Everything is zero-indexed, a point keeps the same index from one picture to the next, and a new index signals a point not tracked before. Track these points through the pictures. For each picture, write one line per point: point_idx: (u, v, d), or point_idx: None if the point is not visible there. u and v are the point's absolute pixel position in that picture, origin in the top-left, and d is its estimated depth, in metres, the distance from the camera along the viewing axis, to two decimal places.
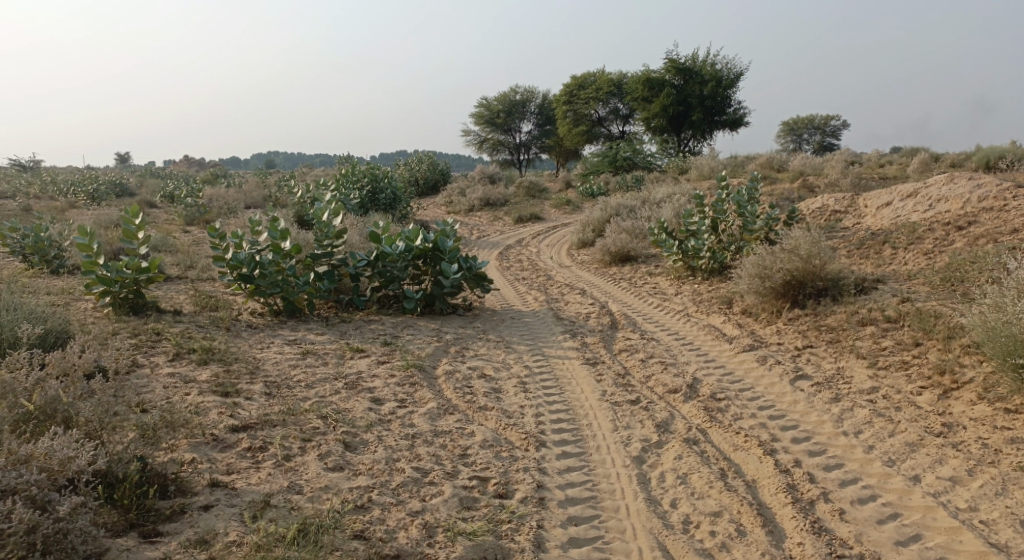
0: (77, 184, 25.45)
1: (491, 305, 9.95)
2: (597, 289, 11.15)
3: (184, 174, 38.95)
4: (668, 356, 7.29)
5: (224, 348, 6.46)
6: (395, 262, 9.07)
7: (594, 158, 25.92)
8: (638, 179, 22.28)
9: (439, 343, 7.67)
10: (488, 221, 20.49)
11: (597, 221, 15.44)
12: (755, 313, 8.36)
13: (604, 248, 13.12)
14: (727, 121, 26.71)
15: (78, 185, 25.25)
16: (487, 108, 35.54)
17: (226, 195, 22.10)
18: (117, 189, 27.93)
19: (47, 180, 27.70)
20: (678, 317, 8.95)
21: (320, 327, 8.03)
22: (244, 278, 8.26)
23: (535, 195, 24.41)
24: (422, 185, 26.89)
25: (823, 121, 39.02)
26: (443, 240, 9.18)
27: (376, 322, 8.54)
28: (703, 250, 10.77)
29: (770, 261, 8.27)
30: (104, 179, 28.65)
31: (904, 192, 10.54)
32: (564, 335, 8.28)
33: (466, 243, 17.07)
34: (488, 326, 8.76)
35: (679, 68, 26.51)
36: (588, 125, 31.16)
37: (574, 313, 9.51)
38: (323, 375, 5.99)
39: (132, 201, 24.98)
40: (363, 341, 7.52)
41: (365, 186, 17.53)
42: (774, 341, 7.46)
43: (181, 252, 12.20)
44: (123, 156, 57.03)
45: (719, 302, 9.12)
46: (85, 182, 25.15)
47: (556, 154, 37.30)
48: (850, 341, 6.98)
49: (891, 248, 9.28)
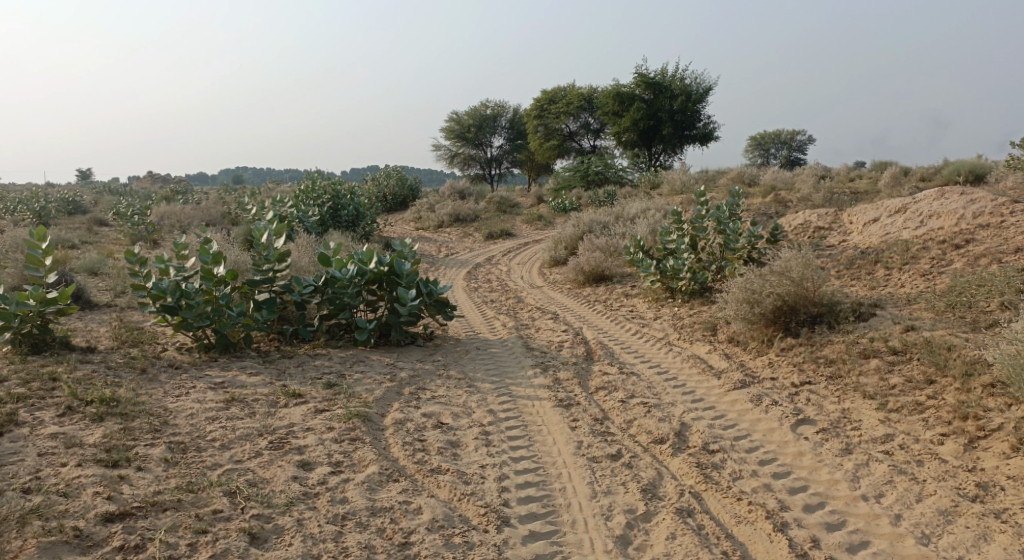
0: (25, 202, 24.21)
1: (453, 333, 9.04)
2: (569, 313, 10.25)
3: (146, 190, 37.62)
4: (651, 395, 6.44)
5: (129, 398, 5.62)
6: (344, 288, 8.14)
7: (565, 172, 25.15)
8: (610, 194, 21.51)
9: (390, 383, 6.75)
10: (457, 237, 19.59)
11: (569, 238, 14.57)
12: (743, 342, 7.52)
13: (576, 267, 12.27)
14: (696, 136, 26.12)
15: (25, 203, 24.01)
16: (457, 122, 34.70)
17: (181, 212, 21.06)
18: (71, 207, 26.74)
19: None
20: (658, 346, 8.09)
21: (255, 365, 7.13)
22: (169, 309, 7.35)
23: (505, 210, 23.54)
24: (389, 201, 25.97)
25: (789, 135, 38.78)
26: (399, 262, 8.28)
27: (321, 358, 7.62)
28: (683, 270, 9.84)
29: (759, 285, 7.42)
30: (58, 196, 27.45)
31: (893, 207, 9.78)
32: (533, 369, 7.39)
33: (433, 261, 16.17)
34: (449, 359, 7.84)
35: (649, 82, 25.90)
36: (560, 139, 30.37)
37: (543, 341, 8.62)
38: (246, 432, 5.07)
39: (84, 220, 23.82)
40: (302, 383, 6.59)
41: (325, 203, 16.54)
42: (768, 376, 6.62)
43: (117, 275, 11.19)
44: (85, 172, 55.67)
45: (703, 329, 8.28)
46: (33, 198, 23.90)
47: (527, 168, 36.54)
48: (853, 377, 6.11)
49: (885, 268, 8.51)
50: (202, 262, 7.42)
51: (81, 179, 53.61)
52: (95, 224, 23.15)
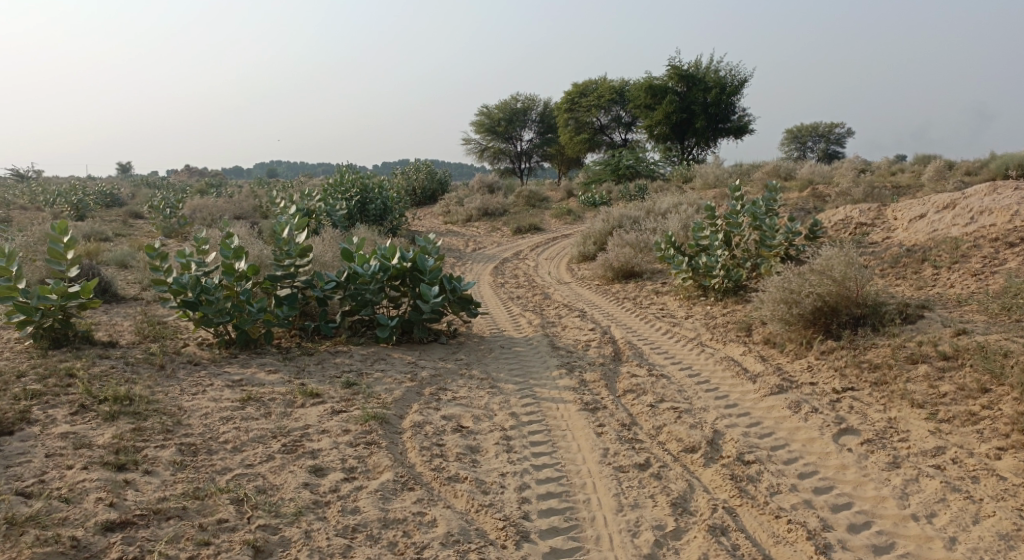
0: (61, 194, 24.38)
1: (478, 331, 8.82)
2: (598, 310, 9.98)
3: (180, 183, 37.83)
4: (682, 399, 6.16)
5: (144, 395, 5.45)
6: (367, 284, 7.96)
7: (596, 166, 24.81)
8: (642, 188, 21.16)
9: (411, 383, 6.54)
10: (485, 231, 19.37)
11: (599, 233, 14.30)
12: (780, 344, 7.20)
13: (606, 264, 12.00)
14: (730, 129, 25.66)
15: (60, 196, 24.19)
16: (488, 116, 34.47)
17: (212, 205, 21.05)
18: (106, 199, 26.90)
19: (34, 189, 26.71)
20: (690, 347, 7.79)
21: (275, 362, 6.96)
22: (189, 304, 7.19)
23: (535, 204, 23.26)
24: (419, 194, 25.80)
25: (825, 128, 38.05)
26: (423, 257, 8.09)
27: (342, 356, 7.43)
28: (717, 267, 9.52)
29: (798, 284, 7.10)
30: (92, 189, 27.65)
31: (940, 203, 9.39)
32: (559, 370, 7.14)
33: (460, 255, 15.94)
34: (474, 358, 7.63)
35: (683, 75, 25.47)
36: (591, 133, 30.04)
37: (572, 340, 8.37)
38: (260, 434, 4.85)
39: (117, 212, 23.94)
40: (321, 382, 6.39)
41: (354, 196, 16.37)
42: (806, 381, 6.30)
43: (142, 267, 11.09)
44: (122, 166, 56.35)
45: (737, 330, 7.97)
46: (69, 191, 24.05)
47: (557, 162, 36.22)
48: (899, 384, 5.84)
49: (932, 267, 8.15)
50: (223, 257, 7.38)
51: (117, 171, 54.18)
52: (128, 217, 23.26)
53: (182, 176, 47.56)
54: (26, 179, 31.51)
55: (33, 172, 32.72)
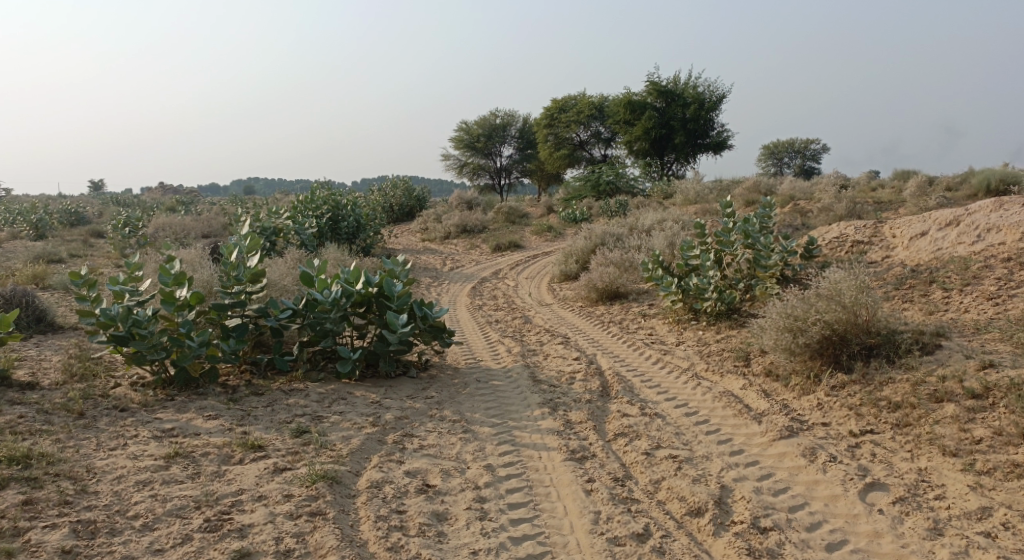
0: (24, 213, 23.34)
1: (452, 362, 8.04)
2: (581, 336, 9.20)
3: (155, 201, 36.75)
4: (680, 445, 5.41)
5: (50, 453, 4.69)
6: (326, 312, 7.16)
7: (576, 182, 24.12)
8: (623, 203, 20.49)
9: (371, 429, 5.74)
10: (463, 249, 18.60)
11: (581, 251, 13.57)
12: (784, 378, 6.45)
13: (588, 284, 11.26)
14: (710, 144, 25.11)
15: (24, 214, 23.15)
16: (467, 132, 33.83)
17: (179, 223, 20.13)
18: (72, 217, 25.87)
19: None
20: (684, 380, 7.02)
21: (217, 405, 6.18)
22: (119, 339, 6.41)
23: (514, 220, 22.53)
24: (396, 211, 25.00)
25: (802, 144, 37.68)
26: (389, 282, 7.29)
27: (296, 396, 6.62)
28: (709, 290, 8.79)
29: (804, 310, 6.37)
30: (59, 208, 26.63)
31: (942, 219, 8.72)
32: (540, 409, 6.36)
33: (437, 274, 15.17)
34: (445, 395, 6.83)
35: (661, 90, 24.92)
36: (570, 148, 29.48)
37: (553, 372, 7.59)
38: (179, 505, 4.22)
39: (83, 231, 22.99)
40: (267, 430, 5.61)
41: (325, 214, 15.53)
42: (819, 423, 5.56)
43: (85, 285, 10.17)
44: (98, 185, 55.29)
45: (734, 359, 7.22)
46: (32, 209, 23.02)
47: (536, 178, 35.55)
48: (926, 427, 5.11)
49: (942, 289, 7.48)
50: (163, 284, 6.71)
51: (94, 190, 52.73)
52: (95, 237, 22.32)
53: (162, 194, 46.56)
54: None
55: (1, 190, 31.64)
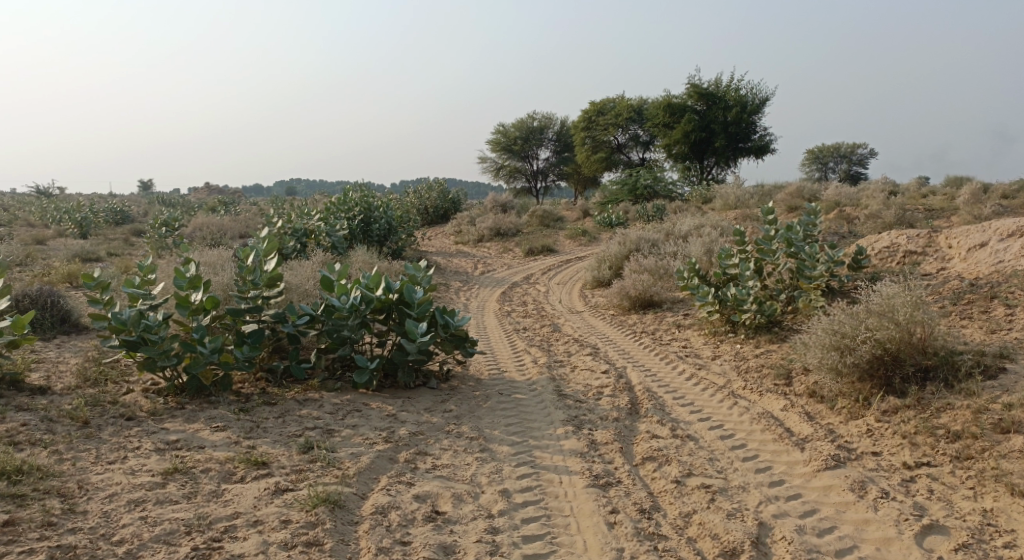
0: (65, 211, 23.47)
1: (476, 372, 7.68)
2: (612, 347, 8.78)
3: (197, 200, 36.87)
4: (714, 473, 5.00)
5: (43, 466, 4.40)
6: (344, 319, 6.84)
7: (613, 186, 23.67)
8: (660, 208, 20.00)
9: (383, 446, 5.40)
10: (497, 252, 18.25)
11: (615, 257, 13.15)
12: (829, 400, 5.97)
13: (622, 291, 10.84)
14: (751, 149, 24.51)
15: (65, 211, 23.28)
16: (504, 135, 33.51)
17: (215, 222, 20.03)
18: (116, 215, 26.02)
19: (40, 206, 25.93)
20: (719, 398, 6.57)
21: (227, 416, 5.89)
22: (130, 344, 6.10)
23: (549, 223, 22.12)
24: (431, 213, 24.74)
25: (847, 149, 36.77)
26: (411, 288, 6.96)
27: (310, 406, 6.30)
28: (748, 300, 8.31)
29: (853, 327, 5.92)
30: (101, 206, 26.80)
31: (1003, 230, 8.18)
32: (564, 427, 5.97)
33: (468, 278, 14.84)
34: (466, 409, 6.48)
35: (702, 93, 24.36)
36: (608, 152, 29.02)
37: (582, 386, 7.19)
38: (168, 530, 3.99)
39: (123, 230, 23.06)
40: (275, 444, 5.29)
41: (357, 216, 15.27)
42: (868, 452, 5.14)
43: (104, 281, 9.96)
44: (143, 183, 56.00)
45: (774, 377, 6.75)
46: (74, 206, 23.08)
47: (573, 181, 35.13)
48: (990, 461, 4.76)
49: (1003, 306, 6.97)
50: (176, 288, 6.47)
51: (139, 190, 53.33)
52: (134, 236, 22.36)
53: (204, 195, 46.90)
54: (39, 195, 30.81)
55: (50, 189, 32.05)
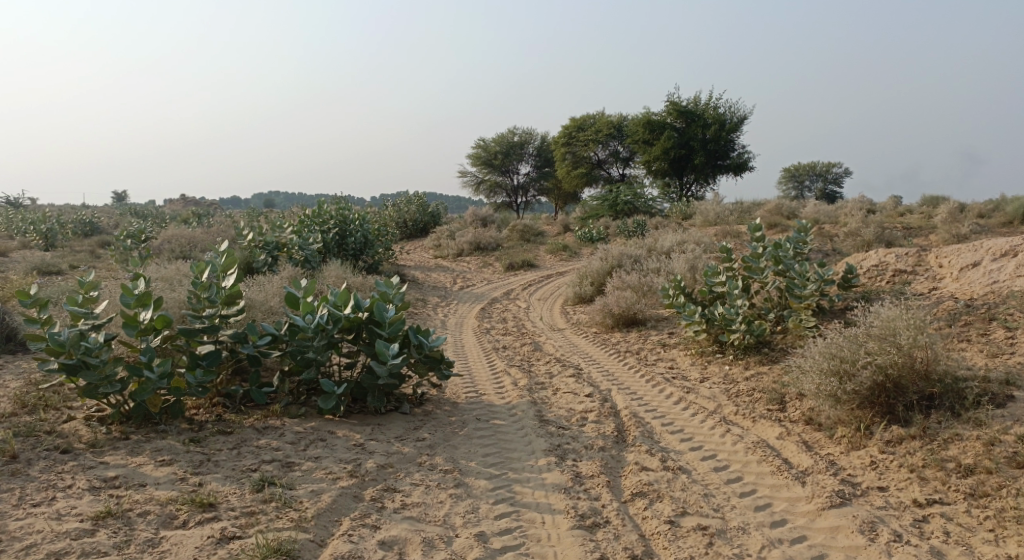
0: (32, 222, 22.74)
1: (451, 396, 7.21)
2: (594, 367, 8.34)
3: (174, 213, 36.14)
4: (710, 512, 4.61)
5: None
6: (308, 339, 6.37)
7: (593, 201, 23.32)
8: (641, 224, 19.66)
9: (347, 481, 4.93)
10: (475, 268, 17.80)
11: (596, 272, 12.73)
12: (828, 428, 5.56)
13: (603, 309, 10.41)
14: (730, 165, 24.27)
15: (32, 222, 22.55)
16: (484, 149, 33.14)
17: (186, 235, 19.44)
18: (87, 228, 25.34)
19: (7, 218, 25.17)
20: (710, 425, 6.12)
21: (176, 449, 5.41)
22: (70, 369, 5.61)
23: (528, 238, 21.70)
24: (409, 227, 24.26)
25: (824, 167, 36.75)
26: (381, 306, 6.49)
27: (269, 435, 5.82)
28: (736, 319, 7.89)
29: (852, 349, 5.53)
30: (71, 218, 26.06)
31: (997, 249, 7.85)
32: (545, 458, 5.52)
33: (445, 293, 14.37)
34: (439, 437, 6.00)
35: (681, 110, 24.10)
36: (588, 167, 28.71)
37: (564, 411, 6.74)
38: None
39: (92, 242, 22.37)
40: (226, 481, 4.82)
41: (331, 229, 14.78)
42: (875, 487, 4.76)
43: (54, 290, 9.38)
44: (118, 197, 55.08)
45: (767, 402, 6.31)
46: (40, 217, 22.32)
47: (553, 197, 34.78)
48: (1009, 500, 4.40)
49: (1004, 329, 6.61)
50: (124, 306, 6.00)
51: (115, 202, 52.50)
52: (102, 248, 21.67)
53: (181, 208, 46.10)
54: (7, 207, 29.96)
55: (21, 200, 31.23)
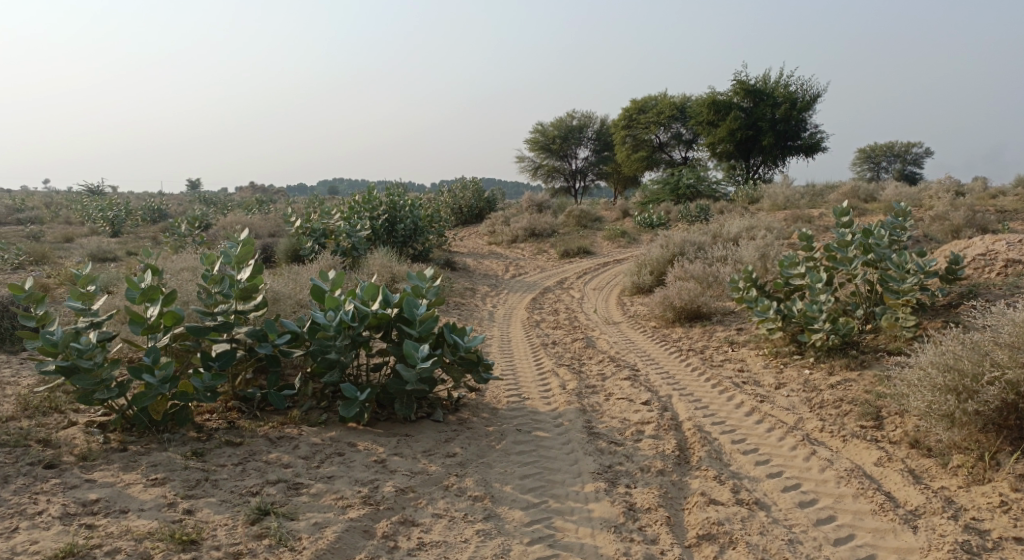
0: (93, 208, 22.64)
1: (494, 401, 6.42)
2: (654, 369, 7.45)
3: (239, 198, 36.17)
4: None
5: None
6: (331, 338, 5.63)
7: (654, 185, 22.26)
8: (704, 209, 18.57)
9: (360, 512, 4.22)
10: (531, 255, 16.97)
11: (657, 261, 11.80)
12: (940, 455, 4.76)
13: (664, 301, 9.49)
14: (800, 147, 22.90)
15: (93, 209, 22.45)
16: (543, 133, 32.20)
17: (239, 221, 19.02)
18: (154, 214, 25.24)
19: (72, 206, 25.23)
20: (791, 444, 5.22)
21: (173, 464, 4.75)
22: (64, 371, 4.97)
23: (587, 224, 20.78)
24: (465, 213, 23.54)
25: (901, 148, 34.83)
26: (413, 301, 5.74)
27: (282, 448, 5.11)
28: (819, 317, 6.92)
29: (976, 361, 4.69)
30: (135, 205, 26.03)
31: None
32: (595, 484, 4.73)
33: (497, 282, 13.60)
34: (475, 451, 5.24)
35: (749, 90, 22.86)
36: (649, 151, 27.59)
37: (618, 422, 5.89)
38: None
39: (152, 228, 22.17)
40: (221, 507, 4.14)
41: (381, 215, 14.11)
42: (1009, 537, 4.15)
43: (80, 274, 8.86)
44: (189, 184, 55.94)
45: (859, 417, 5.37)
46: (105, 204, 22.24)
47: (614, 182, 33.70)
48: None
49: None
50: (130, 300, 5.34)
51: (186, 188, 53.39)
52: (162, 234, 21.44)
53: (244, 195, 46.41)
54: (76, 194, 30.25)
55: (98, 186, 31.40)
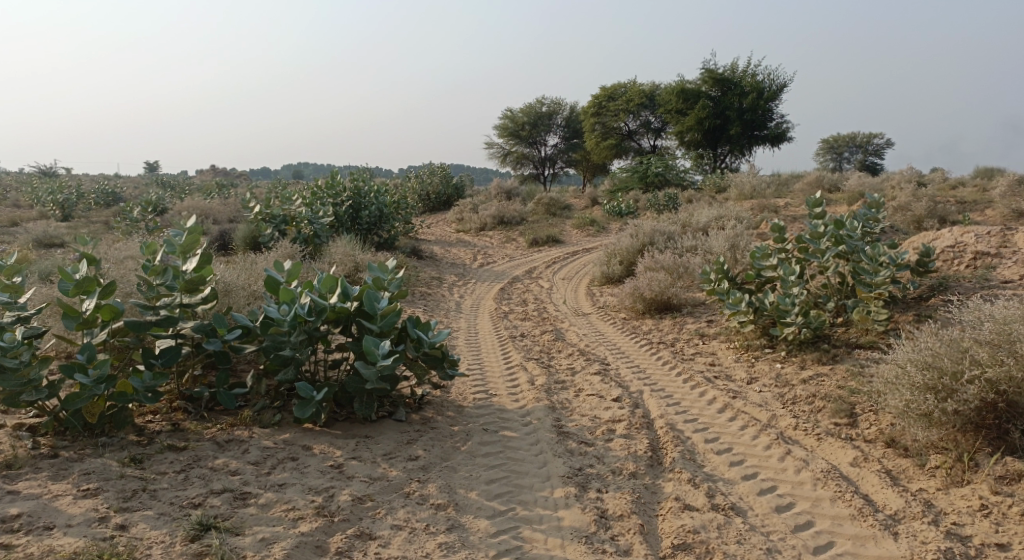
0: (46, 191, 21.87)
1: (457, 398, 6.14)
2: (623, 363, 7.22)
3: (200, 183, 35.36)
4: None
5: None
6: (284, 334, 5.31)
7: (622, 173, 22.06)
8: (672, 198, 18.41)
9: (311, 524, 3.95)
10: (498, 243, 16.69)
11: (626, 251, 11.58)
12: (917, 455, 4.58)
13: (634, 292, 9.27)
14: (767, 136, 22.85)
15: (46, 192, 21.69)
16: (511, 120, 31.86)
17: (199, 206, 18.48)
18: (110, 198, 24.49)
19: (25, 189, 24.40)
20: (765, 444, 5.01)
21: (110, 472, 4.43)
22: None
23: (555, 212, 20.53)
24: (431, 200, 23.17)
25: (865, 138, 35.06)
26: (372, 294, 5.44)
27: (231, 452, 4.80)
28: (792, 310, 6.72)
29: (955, 358, 4.50)
30: (90, 189, 25.25)
31: None
32: (563, 489, 4.48)
33: (463, 271, 13.30)
34: (436, 453, 4.96)
35: (718, 78, 22.73)
36: (617, 139, 27.39)
37: (586, 420, 5.64)
38: None
39: (108, 213, 21.48)
40: (158, 522, 3.84)
41: (345, 202, 13.72)
42: (991, 545, 3.97)
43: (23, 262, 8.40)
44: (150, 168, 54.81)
45: (834, 414, 5.17)
46: (58, 187, 21.48)
47: (581, 169, 33.51)
48: None
49: None
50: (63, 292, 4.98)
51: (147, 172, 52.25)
52: (119, 218, 20.78)
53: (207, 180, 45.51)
54: (29, 176, 29.30)
55: (53, 168, 30.47)
